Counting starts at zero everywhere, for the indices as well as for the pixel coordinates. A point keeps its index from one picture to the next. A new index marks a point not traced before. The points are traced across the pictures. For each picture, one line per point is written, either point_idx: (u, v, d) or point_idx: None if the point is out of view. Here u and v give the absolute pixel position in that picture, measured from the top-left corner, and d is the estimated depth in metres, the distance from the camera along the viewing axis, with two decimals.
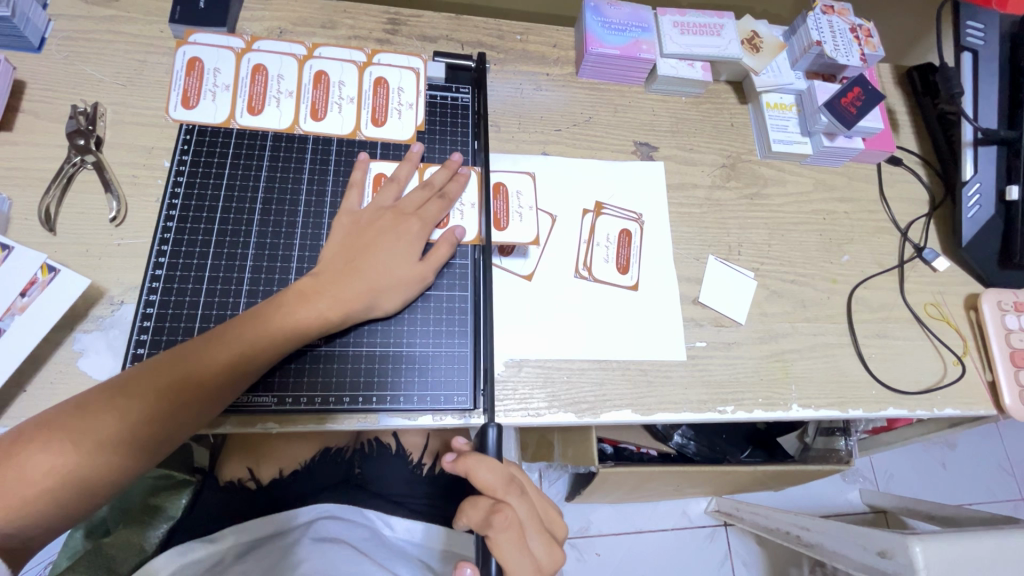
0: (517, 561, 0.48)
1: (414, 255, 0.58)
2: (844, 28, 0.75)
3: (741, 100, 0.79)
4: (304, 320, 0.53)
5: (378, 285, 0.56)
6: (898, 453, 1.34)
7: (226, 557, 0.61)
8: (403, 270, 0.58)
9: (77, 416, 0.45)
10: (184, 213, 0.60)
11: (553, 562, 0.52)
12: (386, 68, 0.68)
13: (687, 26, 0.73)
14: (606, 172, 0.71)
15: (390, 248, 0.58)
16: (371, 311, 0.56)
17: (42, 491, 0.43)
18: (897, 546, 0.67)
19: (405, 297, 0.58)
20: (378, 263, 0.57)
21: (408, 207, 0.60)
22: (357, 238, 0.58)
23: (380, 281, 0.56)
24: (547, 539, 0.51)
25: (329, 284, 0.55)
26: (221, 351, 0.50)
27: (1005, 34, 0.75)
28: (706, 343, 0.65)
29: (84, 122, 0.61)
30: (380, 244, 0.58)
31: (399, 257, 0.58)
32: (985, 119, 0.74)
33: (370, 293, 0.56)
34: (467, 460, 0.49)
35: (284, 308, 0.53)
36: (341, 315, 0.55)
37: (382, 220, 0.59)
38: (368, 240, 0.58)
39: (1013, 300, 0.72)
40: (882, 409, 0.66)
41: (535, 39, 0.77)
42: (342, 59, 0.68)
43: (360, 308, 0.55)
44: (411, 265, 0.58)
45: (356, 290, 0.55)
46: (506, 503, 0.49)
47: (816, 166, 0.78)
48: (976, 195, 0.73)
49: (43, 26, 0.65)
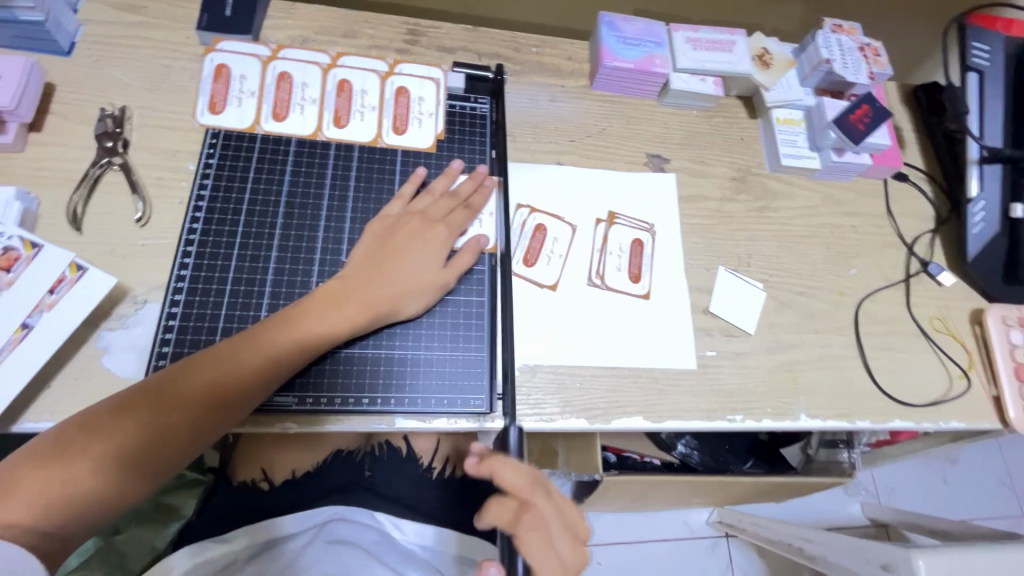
0: (542, 564, 0.48)
1: (440, 263, 0.60)
2: (852, 47, 0.77)
3: (750, 114, 0.81)
4: (335, 320, 0.55)
5: (402, 290, 0.58)
6: (899, 468, 1.34)
7: (239, 557, 0.61)
8: (430, 276, 0.59)
9: (116, 419, 0.46)
10: (210, 215, 0.61)
11: (578, 561, 0.51)
12: (407, 78, 0.70)
13: (700, 41, 0.75)
14: (618, 182, 0.73)
15: (418, 254, 0.60)
16: (396, 314, 0.58)
17: (85, 493, 0.45)
18: (901, 559, 0.67)
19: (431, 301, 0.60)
20: (403, 268, 0.58)
21: (433, 213, 0.62)
22: (383, 245, 0.59)
23: (407, 285, 0.58)
24: (572, 538, 0.51)
25: (358, 287, 0.56)
26: (259, 350, 0.52)
27: (1010, 56, 0.77)
28: (715, 353, 0.66)
29: (112, 124, 0.63)
30: (408, 249, 0.59)
31: (424, 263, 0.59)
32: (990, 137, 0.75)
33: (396, 298, 0.57)
34: (492, 463, 0.48)
35: (316, 308, 0.55)
36: (368, 319, 0.56)
37: (409, 226, 0.61)
38: (397, 245, 0.59)
39: (1017, 315, 0.73)
40: (888, 420, 0.67)
41: (551, 52, 0.79)
42: (365, 68, 0.70)
43: (389, 310, 0.57)
44: (438, 269, 0.60)
45: (384, 293, 0.57)
46: (532, 504, 0.49)
47: (825, 181, 0.79)
48: (981, 212, 0.75)
49: (73, 31, 0.66)
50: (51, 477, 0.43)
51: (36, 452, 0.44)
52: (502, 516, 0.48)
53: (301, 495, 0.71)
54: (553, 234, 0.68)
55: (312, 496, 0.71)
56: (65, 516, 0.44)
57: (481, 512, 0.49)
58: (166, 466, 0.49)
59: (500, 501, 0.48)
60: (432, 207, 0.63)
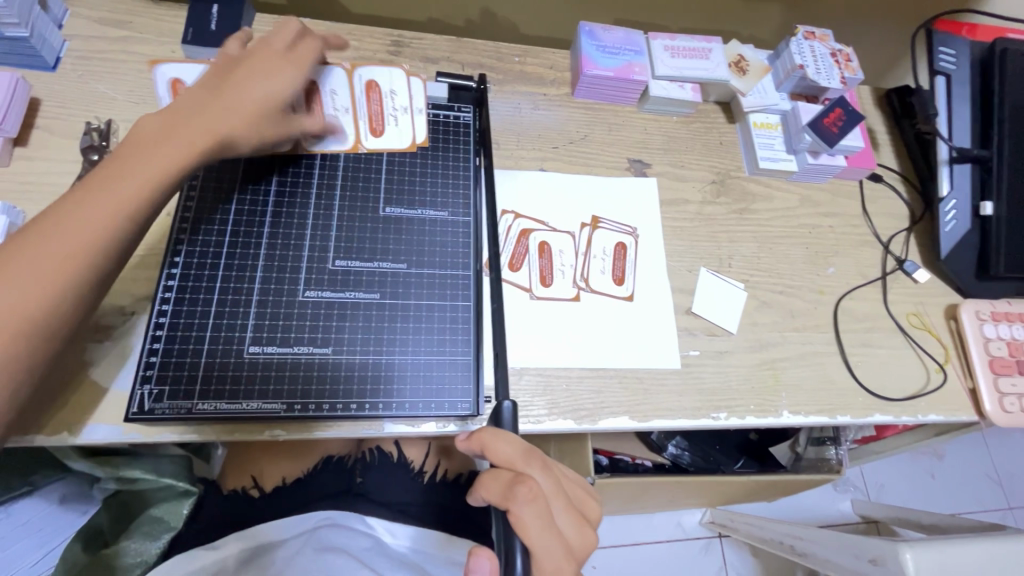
0: (543, 539, 0.45)
1: (277, 89, 0.58)
2: (825, 52, 0.79)
3: (729, 119, 0.83)
4: (182, 142, 0.53)
5: (227, 127, 0.55)
6: (886, 464, 1.36)
7: (228, 564, 0.60)
8: (255, 102, 0.56)
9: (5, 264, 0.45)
10: (196, 226, 0.61)
11: (585, 546, 0.49)
12: (372, 68, 0.69)
13: (677, 49, 0.77)
14: (601, 188, 0.74)
15: (251, 83, 0.57)
16: (227, 136, 0.55)
17: None
18: (887, 552, 0.69)
19: (265, 133, 0.58)
20: (241, 90, 0.56)
21: (277, 46, 0.60)
22: (214, 75, 0.57)
23: (238, 106, 0.56)
24: (575, 518, 0.49)
25: (195, 118, 0.54)
26: (119, 169, 0.51)
27: (975, 60, 0.79)
28: (699, 352, 0.68)
29: (97, 138, 0.63)
30: (246, 78, 0.57)
31: (261, 86, 0.57)
32: (959, 138, 0.78)
33: (218, 133, 0.54)
34: (482, 435, 0.48)
35: (168, 132, 0.53)
36: (207, 142, 0.54)
37: (252, 59, 0.58)
38: (225, 81, 0.56)
39: (990, 310, 0.75)
40: (869, 415, 0.69)
41: (533, 61, 0.81)
42: (329, 63, 0.67)
43: (225, 142, 0.55)
44: (282, 93, 0.58)
45: (228, 115, 0.55)
46: (527, 476, 0.48)
47: (803, 182, 0.81)
48: (953, 211, 0.77)
49: (58, 46, 0.67)
50: None
51: None
52: (497, 492, 0.47)
53: (293, 500, 0.72)
54: (558, 248, 0.70)
55: (303, 501, 0.72)
56: None
57: (476, 490, 0.49)
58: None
59: (494, 474, 0.48)
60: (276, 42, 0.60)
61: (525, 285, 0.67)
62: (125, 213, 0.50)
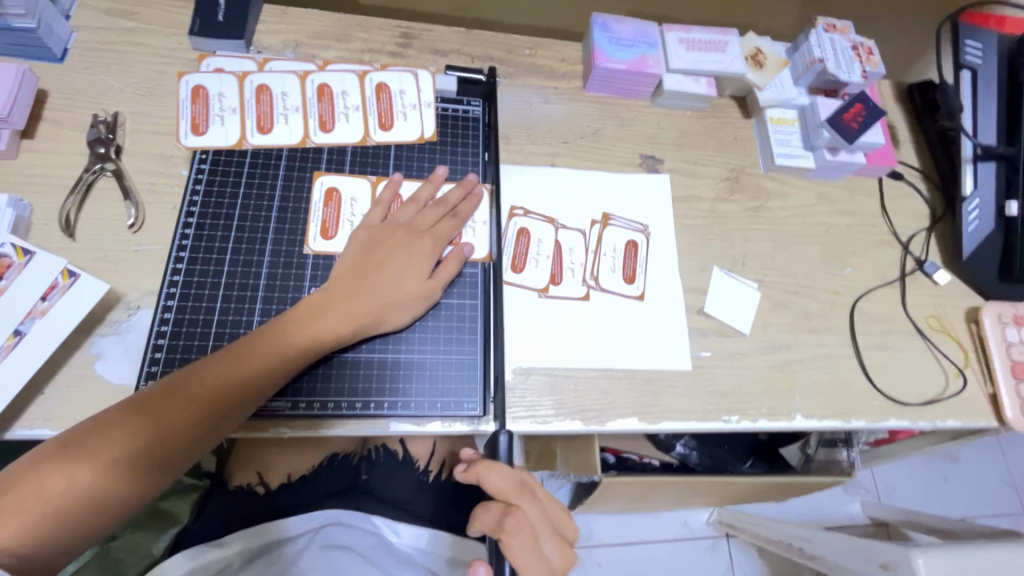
0: (529, 563, 0.49)
1: (426, 273, 0.59)
2: (846, 46, 0.77)
3: (745, 114, 0.81)
4: (330, 328, 0.55)
5: (388, 302, 0.57)
6: (899, 466, 1.34)
7: (235, 561, 0.61)
8: (415, 287, 0.58)
9: (103, 434, 0.47)
10: (201, 221, 0.61)
11: (564, 563, 0.52)
12: (384, 73, 0.69)
13: (692, 42, 0.75)
14: (612, 184, 0.73)
15: (405, 264, 0.59)
16: (382, 324, 0.57)
17: (83, 501, 0.45)
18: (900, 559, 0.67)
19: (408, 315, 0.58)
20: (392, 277, 0.58)
21: (420, 224, 0.61)
22: (371, 254, 0.59)
23: (394, 295, 0.57)
24: (558, 541, 0.52)
25: (341, 297, 0.56)
26: (270, 340, 0.53)
27: (1003, 54, 0.76)
28: (710, 353, 0.66)
29: (104, 130, 0.63)
30: (395, 258, 0.59)
31: (411, 273, 0.59)
32: (983, 135, 0.75)
33: (373, 316, 0.56)
34: (477, 467, 0.49)
35: (312, 315, 0.55)
36: (351, 331, 0.55)
37: (395, 237, 0.60)
38: (383, 259, 0.58)
39: (1012, 313, 0.73)
40: (885, 419, 0.67)
41: (544, 54, 0.79)
42: (343, 70, 0.69)
43: (371, 323, 0.56)
44: (422, 278, 0.59)
45: (371, 302, 0.56)
46: (517, 507, 0.49)
47: (821, 180, 0.79)
48: (975, 210, 0.74)
49: (65, 37, 0.66)
50: (42, 492, 0.44)
51: (43, 459, 0.45)
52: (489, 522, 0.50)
53: (297, 498, 0.71)
54: (567, 245, 0.68)
55: (309, 498, 0.71)
56: (85, 516, 0.46)
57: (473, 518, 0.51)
58: (164, 471, 0.49)
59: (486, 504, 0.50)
60: (420, 216, 0.62)
61: (532, 284, 0.66)
62: (275, 372, 0.53)
